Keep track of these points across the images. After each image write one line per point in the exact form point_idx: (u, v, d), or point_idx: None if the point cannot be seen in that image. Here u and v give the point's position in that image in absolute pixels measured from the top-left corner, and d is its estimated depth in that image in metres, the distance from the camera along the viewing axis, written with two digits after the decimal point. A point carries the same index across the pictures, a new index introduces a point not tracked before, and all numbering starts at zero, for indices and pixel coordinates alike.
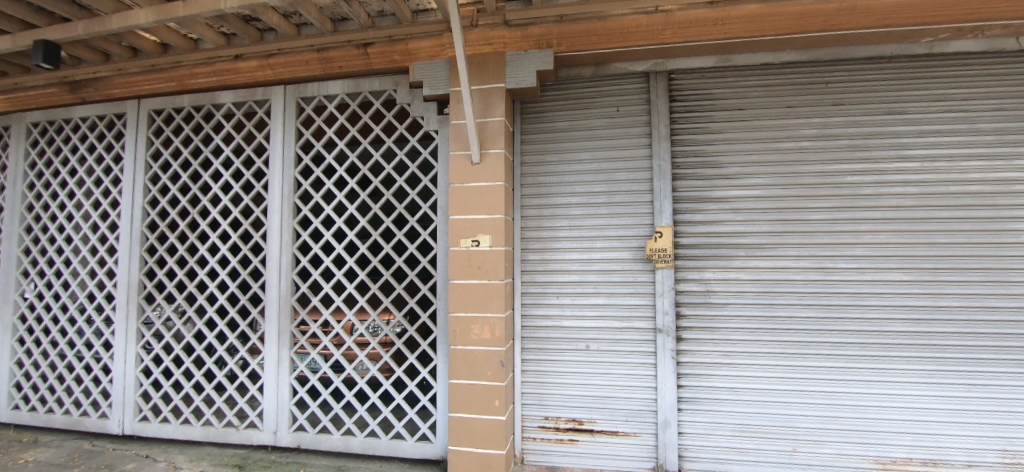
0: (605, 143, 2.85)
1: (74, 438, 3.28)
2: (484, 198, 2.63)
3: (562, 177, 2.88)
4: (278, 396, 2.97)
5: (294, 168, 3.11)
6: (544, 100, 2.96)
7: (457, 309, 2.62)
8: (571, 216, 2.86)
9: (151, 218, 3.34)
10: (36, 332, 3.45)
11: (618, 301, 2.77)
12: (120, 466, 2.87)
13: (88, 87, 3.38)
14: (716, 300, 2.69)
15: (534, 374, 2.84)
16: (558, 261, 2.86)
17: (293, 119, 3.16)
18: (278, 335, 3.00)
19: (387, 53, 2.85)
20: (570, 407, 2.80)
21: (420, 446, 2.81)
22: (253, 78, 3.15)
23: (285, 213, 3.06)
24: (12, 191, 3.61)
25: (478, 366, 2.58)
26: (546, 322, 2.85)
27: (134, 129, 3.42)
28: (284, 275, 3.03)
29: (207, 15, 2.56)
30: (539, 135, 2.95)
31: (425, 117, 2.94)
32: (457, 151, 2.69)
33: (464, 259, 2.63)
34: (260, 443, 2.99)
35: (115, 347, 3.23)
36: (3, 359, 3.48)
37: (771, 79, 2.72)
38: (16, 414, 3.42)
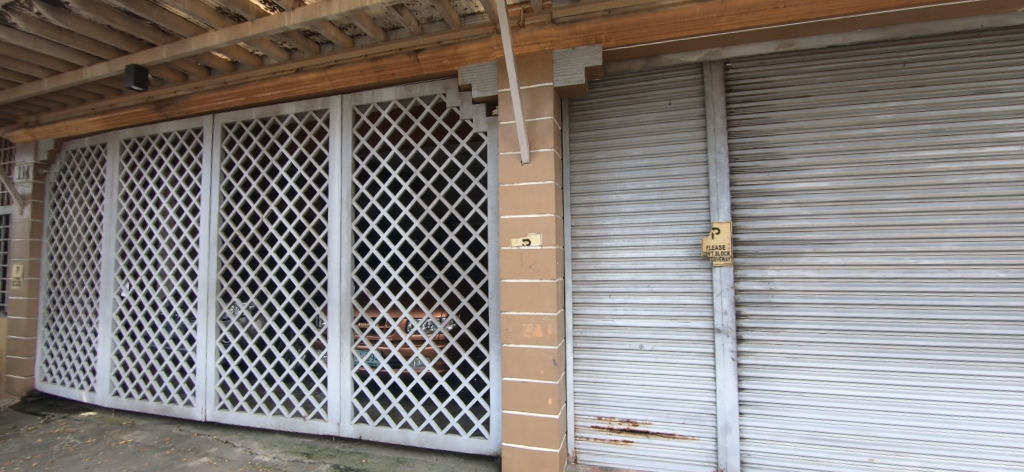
0: (657, 137, 2.78)
1: (165, 423, 3.62)
2: (535, 198, 2.64)
3: (612, 173, 2.84)
4: (341, 390, 3.13)
5: (352, 173, 3.26)
6: (594, 96, 2.92)
7: (510, 308, 2.65)
8: (622, 213, 2.81)
9: (226, 223, 3.62)
10: (131, 327, 3.84)
11: (673, 300, 2.70)
12: (204, 449, 3.13)
13: (171, 105, 3.73)
14: (780, 299, 2.55)
15: (587, 374, 2.81)
16: (609, 260, 2.82)
17: (350, 126, 3.32)
18: (339, 332, 3.16)
19: (437, 59, 2.92)
20: (624, 408, 2.74)
21: (475, 442, 2.86)
22: (313, 90, 3.32)
23: (344, 216, 3.22)
24: (109, 201, 4.04)
25: (532, 364, 2.59)
26: (599, 321, 2.81)
27: (210, 141, 3.72)
28: (345, 274, 3.18)
29: (272, 33, 2.75)
30: (590, 132, 2.92)
31: (474, 119, 3.00)
32: (507, 152, 2.72)
33: (516, 258, 2.65)
34: (325, 433, 3.16)
35: (198, 341, 3.53)
36: (104, 352, 3.89)
37: (839, 62, 2.54)
38: (117, 400, 3.83)
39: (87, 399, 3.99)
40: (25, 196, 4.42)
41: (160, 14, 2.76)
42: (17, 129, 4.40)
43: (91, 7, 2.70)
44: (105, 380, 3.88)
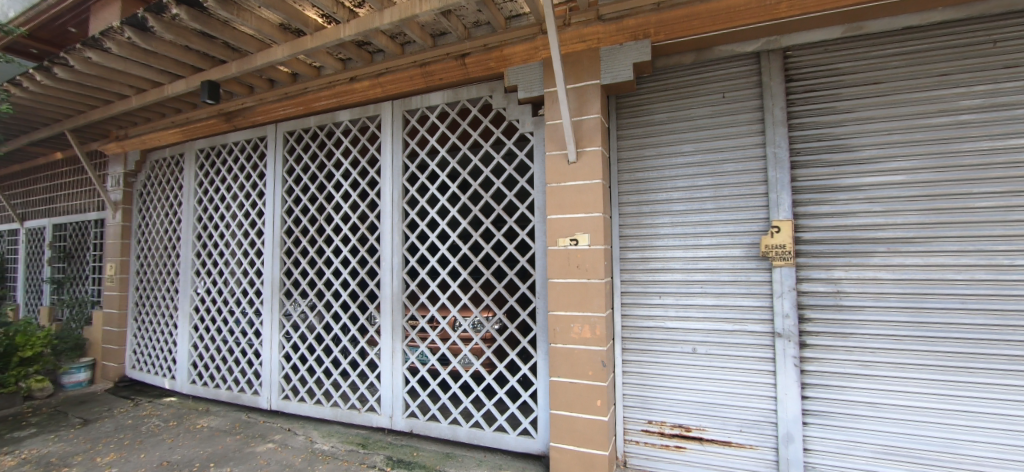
0: (709, 132, 2.68)
1: (235, 410, 3.90)
2: (582, 197, 2.62)
3: (662, 171, 2.76)
4: (393, 384, 3.24)
5: (403, 175, 3.38)
6: (642, 93, 2.86)
7: (557, 308, 2.65)
8: (672, 212, 2.72)
9: (288, 225, 3.86)
10: (206, 320, 4.19)
11: (728, 302, 2.59)
12: (270, 436, 3.34)
13: (239, 116, 4.03)
14: (849, 302, 2.37)
15: (637, 377, 2.75)
16: (659, 260, 2.74)
17: (400, 130, 3.44)
18: (391, 328, 3.28)
19: (483, 62, 2.96)
20: (675, 413, 2.66)
21: (522, 441, 2.87)
22: (366, 97, 3.47)
23: (395, 217, 3.34)
24: (187, 205, 4.41)
25: (580, 365, 2.57)
26: (648, 323, 2.74)
27: (274, 149, 3.98)
28: (396, 273, 3.30)
29: (329, 45, 2.91)
30: (638, 130, 2.85)
31: (520, 120, 3.02)
32: (553, 152, 2.72)
33: (564, 258, 2.64)
34: (378, 426, 3.29)
35: (264, 335, 3.79)
36: (182, 344, 4.26)
37: (916, 45, 2.34)
38: (194, 387, 4.18)
39: (169, 386, 4.37)
40: (117, 202, 4.92)
41: (230, 33, 3.00)
42: (110, 143, 4.91)
43: (172, 29, 2.97)
44: (184, 369, 4.24)
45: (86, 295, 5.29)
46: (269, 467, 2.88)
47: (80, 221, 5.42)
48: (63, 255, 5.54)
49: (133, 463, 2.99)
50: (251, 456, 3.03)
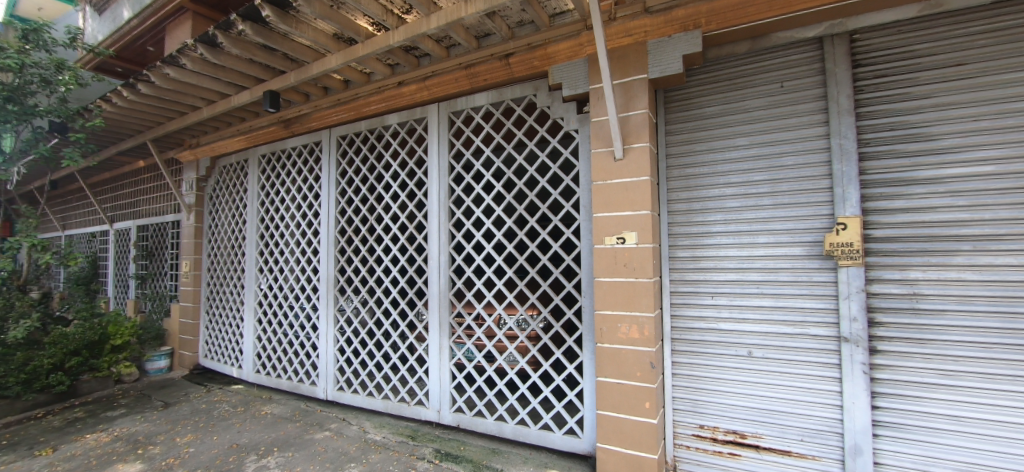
0: (766, 124, 2.54)
1: (295, 399, 4.15)
2: (630, 194, 2.57)
3: (714, 166, 2.65)
4: (441, 379, 3.33)
5: (449, 176, 3.46)
6: (691, 86, 2.75)
7: (604, 307, 2.61)
8: (725, 209, 2.61)
9: (341, 225, 4.05)
10: (269, 315, 4.48)
11: (787, 303, 2.45)
12: (327, 424, 3.53)
13: (296, 123, 4.27)
14: (927, 306, 2.18)
15: (687, 380, 2.66)
16: (711, 259, 2.64)
17: (446, 132, 3.51)
18: (439, 325, 3.36)
19: (528, 61, 2.97)
20: (729, 419, 2.55)
21: (568, 440, 2.85)
22: (413, 100, 3.57)
23: (442, 217, 3.42)
24: (251, 207, 4.73)
25: (627, 366, 2.52)
26: (700, 324, 2.64)
27: (328, 153, 4.18)
28: (443, 271, 3.38)
29: (379, 52, 3.02)
30: (688, 124, 2.75)
31: (565, 118, 2.99)
32: (599, 149, 2.68)
33: (611, 257, 2.60)
34: (427, 419, 3.38)
35: (321, 329, 4.00)
36: (248, 336, 4.58)
37: (1006, 20, 2.10)
38: (258, 376, 4.48)
39: (237, 375, 4.71)
40: (191, 205, 5.36)
41: (289, 45, 3.19)
42: (184, 151, 5.35)
43: (239, 44, 3.20)
44: (250, 360, 4.56)
45: (165, 290, 5.81)
46: (326, 454, 3.03)
47: (160, 222, 5.95)
48: (145, 253, 6.10)
49: (207, 444, 3.25)
50: (310, 442, 3.21)
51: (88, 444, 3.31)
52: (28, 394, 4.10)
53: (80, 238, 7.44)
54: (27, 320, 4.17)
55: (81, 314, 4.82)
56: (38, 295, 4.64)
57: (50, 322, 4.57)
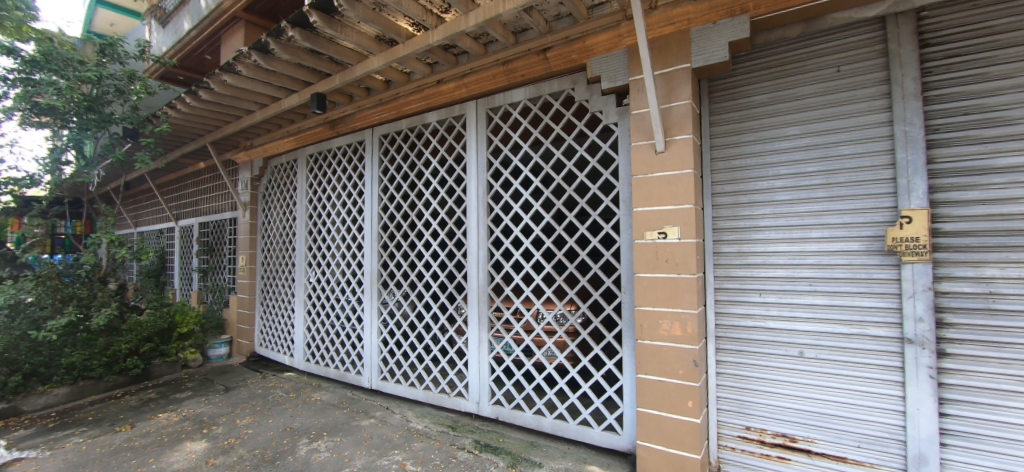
0: (820, 111, 2.40)
1: (342, 387, 4.35)
2: (672, 188, 2.50)
3: (763, 157, 2.53)
4: (480, 372, 3.39)
5: (487, 172, 3.49)
6: (737, 74, 2.64)
7: (644, 303, 2.57)
8: (774, 202, 2.49)
9: (383, 221, 4.19)
10: (317, 306, 4.71)
11: (843, 302, 2.31)
12: (371, 412, 3.68)
13: (341, 123, 4.43)
14: (1005, 306, 2.00)
15: (733, 379, 2.57)
16: (759, 254, 2.53)
17: (484, 128, 3.54)
18: (478, 319, 3.42)
19: (566, 54, 2.94)
20: (778, 421, 2.44)
21: (607, 436, 2.83)
22: (452, 98, 3.62)
23: (480, 212, 3.46)
24: (300, 205, 4.97)
25: (669, 363, 2.47)
26: (746, 322, 2.54)
27: (371, 152, 4.32)
28: (482, 266, 3.42)
29: (419, 51, 3.08)
30: (734, 113, 2.64)
31: (604, 111, 2.95)
32: (639, 142, 2.63)
33: (652, 252, 2.55)
34: (467, 411, 3.45)
35: (365, 321, 4.16)
36: (299, 326, 4.83)
37: None
38: (308, 365, 4.73)
39: (289, 363, 4.99)
40: (246, 203, 5.69)
41: (334, 48, 3.33)
42: (240, 152, 5.68)
43: (289, 50, 3.37)
44: (300, 349, 4.81)
45: (225, 282, 6.22)
46: (372, 440, 3.16)
47: (219, 220, 6.37)
48: (206, 249, 6.55)
49: (264, 426, 3.46)
50: (357, 429, 3.36)
51: (161, 423, 3.61)
52: (109, 375, 4.52)
53: (149, 234, 8.08)
54: (108, 308, 4.60)
55: (152, 303, 5.24)
56: (116, 286, 5.08)
57: (127, 310, 4.99)
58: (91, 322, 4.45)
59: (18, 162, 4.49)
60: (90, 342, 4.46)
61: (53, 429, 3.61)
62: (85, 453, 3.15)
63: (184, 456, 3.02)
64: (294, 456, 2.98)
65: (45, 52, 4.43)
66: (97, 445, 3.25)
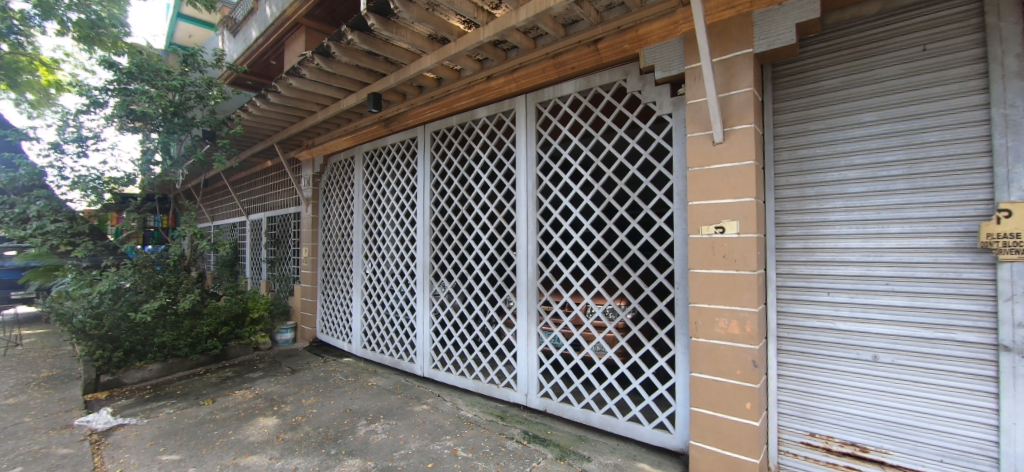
0: (901, 95, 2.20)
1: (396, 374, 4.55)
2: (730, 180, 2.39)
3: (833, 147, 2.36)
4: (529, 364, 3.42)
5: (536, 165, 3.49)
6: (805, 57, 2.47)
7: (699, 300, 2.48)
8: (847, 194, 2.32)
9: (435, 215, 4.32)
10: (373, 296, 4.94)
11: (925, 304, 2.12)
12: (424, 399, 3.83)
13: (395, 121, 4.60)
14: None
15: (796, 382, 2.43)
16: (828, 251, 2.36)
17: (534, 122, 3.54)
18: (527, 312, 3.44)
19: (617, 45, 2.88)
20: (847, 429, 2.29)
21: (658, 434, 2.78)
22: (502, 93, 3.65)
23: (530, 207, 3.48)
24: (357, 200, 5.23)
25: (726, 363, 2.38)
26: (812, 322, 2.40)
27: (423, 148, 4.46)
28: (531, 260, 3.44)
29: (470, 48, 3.14)
30: (801, 100, 2.48)
31: (657, 102, 2.86)
32: (695, 133, 2.53)
33: (708, 247, 2.46)
34: (515, 402, 3.50)
35: (418, 312, 4.32)
36: (357, 315, 5.10)
37: None
38: (365, 351, 4.99)
39: (347, 349, 5.30)
40: (309, 198, 6.06)
41: (389, 49, 3.45)
42: (303, 151, 6.05)
43: (348, 53, 3.53)
44: (358, 336, 5.08)
45: (290, 272, 6.68)
46: (425, 425, 3.30)
47: (284, 215, 6.84)
48: (274, 241, 7.05)
49: (327, 407, 3.70)
50: (411, 414, 3.51)
51: (238, 399, 3.96)
52: (193, 353, 5.01)
53: (224, 227, 8.81)
54: (192, 294, 5.08)
55: (228, 290, 5.73)
56: (197, 274, 5.60)
57: (207, 296, 5.49)
58: (178, 305, 4.94)
59: (117, 162, 5.04)
60: (177, 324, 4.96)
61: (149, 399, 4.06)
62: (175, 422, 3.51)
63: (258, 430, 3.30)
64: (354, 436, 3.16)
65: (138, 64, 4.98)
66: (185, 416, 3.62)
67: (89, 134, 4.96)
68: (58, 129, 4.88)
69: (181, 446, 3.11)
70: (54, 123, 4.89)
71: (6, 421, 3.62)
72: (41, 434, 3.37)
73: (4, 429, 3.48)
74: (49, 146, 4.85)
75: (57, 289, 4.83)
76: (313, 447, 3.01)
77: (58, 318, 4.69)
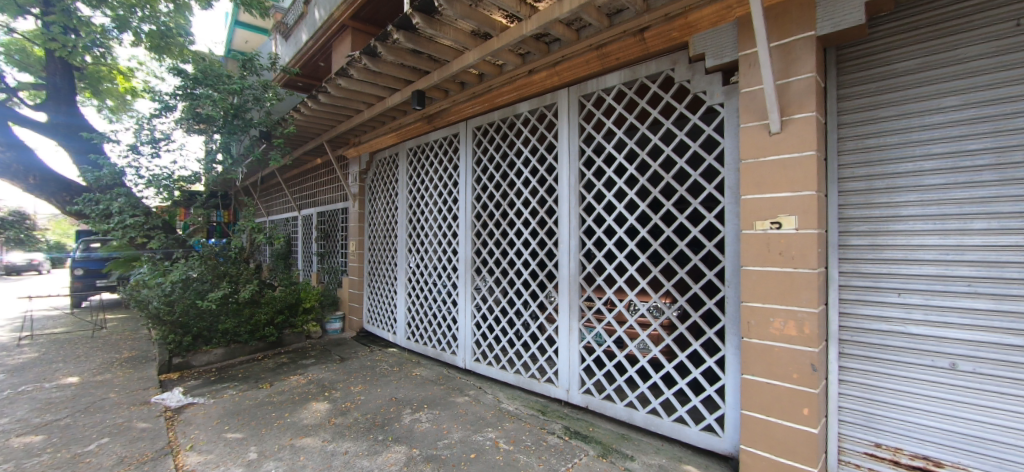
0: (989, 77, 2.00)
1: (438, 365, 4.66)
2: (788, 172, 2.25)
3: (907, 135, 2.17)
4: (570, 360, 3.40)
5: (579, 160, 3.45)
6: (876, 37, 2.28)
7: (752, 299, 2.37)
8: (922, 187, 2.13)
9: (477, 210, 4.36)
10: (416, 289, 5.07)
11: (1013, 308, 1.94)
12: (466, 390, 3.90)
13: (438, 117, 4.66)
14: None
15: (860, 389, 2.27)
16: (899, 248, 2.18)
17: (576, 115, 3.49)
18: (568, 307, 3.42)
19: (665, 33, 2.77)
20: (917, 441, 2.13)
21: (705, 437, 2.69)
22: (544, 87, 3.62)
23: (572, 201, 3.44)
24: (401, 195, 5.37)
25: (781, 365, 2.26)
26: (879, 325, 2.22)
27: (465, 144, 4.51)
28: (573, 255, 3.41)
29: (512, 42, 3.13)
30: (871, 84, 2.28)
31: (708, 91, 2.74)
32: (750, 123, 2.40)
33: (762, 244, 2.33)
34: (557, 397, 3.49)
35: (460, 304, 4.40)
36: (401, 307, 5.26)
37: None
38: (409, 342, 5.14)
39: (392, 340, 5.48)
40: (356, 194, 6.28)
41: (433, 46, 3.50)
42: (350, 148, 6.28)
43: (393, 52, 3.62)
44: (402, 328, 5.24)
45: (338, 265, 6.98)
46: (467, 416, 3.35)
47: (332, 210, 7.14)
48: (323, 235, 7.38)
49: (374, 394, 3.85)
50: (453, 404, 3.58)
51: (292, 384, 4.19)
52: (252, 340, 5.34)
53: (278, 222, 9.30)
54: (251, 284, 5.43)
55: (283, 281, 6.06)
56: (255, 266, 5.96)
57: (264, 286, 5.84)
58: (239, 295, 5.28)
59: (185, 161, 5.43)
60: (238, 312, 5.30)
61: (214, 381, 4.38)
62: (238, 403, 3.77)
63: (311, 414, 3.48)
64: (400, 423, 3.27)
65: (203, 70, 5.35)
66: (246, 398, 3.88)
67: (160, 136, 5.37)
68: (135, 132, 5.33)
69: (243, 425, 3.34)
70: (132, 127, 5.34)
71: (95, 396, 4.03)
72: (124, 409, 3.72)
73: (93, 403, 3.87)
74: (128, 148, 5.30)
75: (135, 278, 5.29)
76: (361, 433, 3.14)
77: (137, 304, 5.14)
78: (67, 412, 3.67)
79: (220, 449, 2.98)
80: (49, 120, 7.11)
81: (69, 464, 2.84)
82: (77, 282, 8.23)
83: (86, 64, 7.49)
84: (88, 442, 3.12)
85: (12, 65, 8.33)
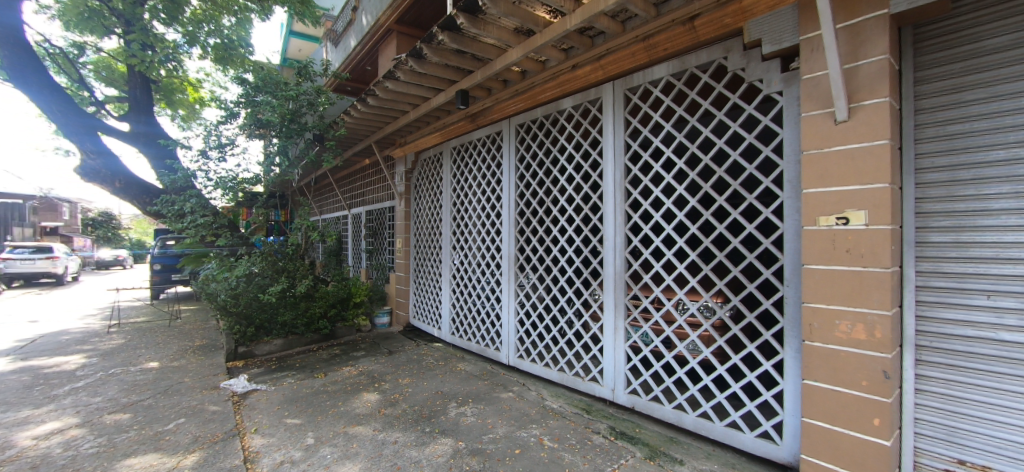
0: None
1: (482, 360, 4.72)
2: (857, 163, 2.09)
3: (998, 121, 1.96)
4: (616, 359, 3.34)
5: (625, 155, 3.36)
6: (961, 12, 2.06)
7: (814, 300, 2.23)
8: (1017, 177, 1.91)
9: (520, 207, 4.37)
10: (461, 285, 5.16)
11: None
12: (510, 386, 3.92)
13: (480, 116, 4.69)
14: None
15: (942, 400, 2.07)
16: (989, 246, 1.97)
17: (622, 109, 3.41)
18: (614, 305, 3.35)
19: (718, 20, 2.64)
20: (1010, 460, 1.92)
21: (761, 444, 2.57)
22: (588, 81, 3.56)
23: (617, 198, 3.37)
24: (445, 193, 5.48)
25: (848, 371, 2.10)
26: (964, 331, 2.01)
27: (508, 141, 4.52)
28: (619, 252, 3.34)
29: (556, 38, 3.10)
30: (956, 65, 2.07)
31: (765, 79, 2.60)
32: (813, 112, 2.25)
33: (827, 241, 2.18)
34: (601, 396, 3.44)
35: (503, 301, 4.43)
36: (446, 302, 5.37)
37: None
38: (453, 337, 5.24)
39: (437, 334, 5.60)
40: (402, 193, 6.46)
41: (476, 45, 3.53)
42: (396, 149, 6.46)
43: (438, 52, 3.68)
44: (447, 323, 5.35)
45: (386, 262, 7.22)
46: (511, 412, 3.38)
47: (380, 208, 7.40)
48: (371, 233, 7.66)
49: (420, 387, 3.96)
50: (497, 400, 3.62)
51: (345, 374, 4.39)
52: (308, 332, 5.64)
53: (330, 220, 9.75)
54: (307, 279, 5.73)
55: (335, 276, 6.35)
56: (310, 262, 6.28)
57: (319, 281, 6.14)
58: (296, 289, 5.59)
59: (247, 164, 5.80)
60: (296, 305, 5.61)
61: (274, 370, 4.67)
62: (296, 391, 4.00)
63: (362, 404, 3.63)
64: (446, 416, 3.33)
65: (262, 79, 5.73)
66: (304, 386, 4.11)
67: (226, 141, 5.77)
68: (204, 138, 5.75)
69: (301, 412, 3.53)
70: (202, 134, 5.78)
71: (172, 379, 4.41)
72: (196, 392, 4.04)
73: (171, 386, 4.24)
74: (198, 153, 5.74)
75: (205, 273, 5.74)
76: (409, 424, 3.24)
77: (207, 297, 5.57)
78: (149, 394, 4.03)
79: (281, 433, 3.17)
80: (131, 130, 7.83)
81: (151, 441, 3.11)
82: (156, 276, 9.03)
83: (161, 77, 8.17)
84: (167, 421, 3.42)
85: (100, 80, 9.22)
